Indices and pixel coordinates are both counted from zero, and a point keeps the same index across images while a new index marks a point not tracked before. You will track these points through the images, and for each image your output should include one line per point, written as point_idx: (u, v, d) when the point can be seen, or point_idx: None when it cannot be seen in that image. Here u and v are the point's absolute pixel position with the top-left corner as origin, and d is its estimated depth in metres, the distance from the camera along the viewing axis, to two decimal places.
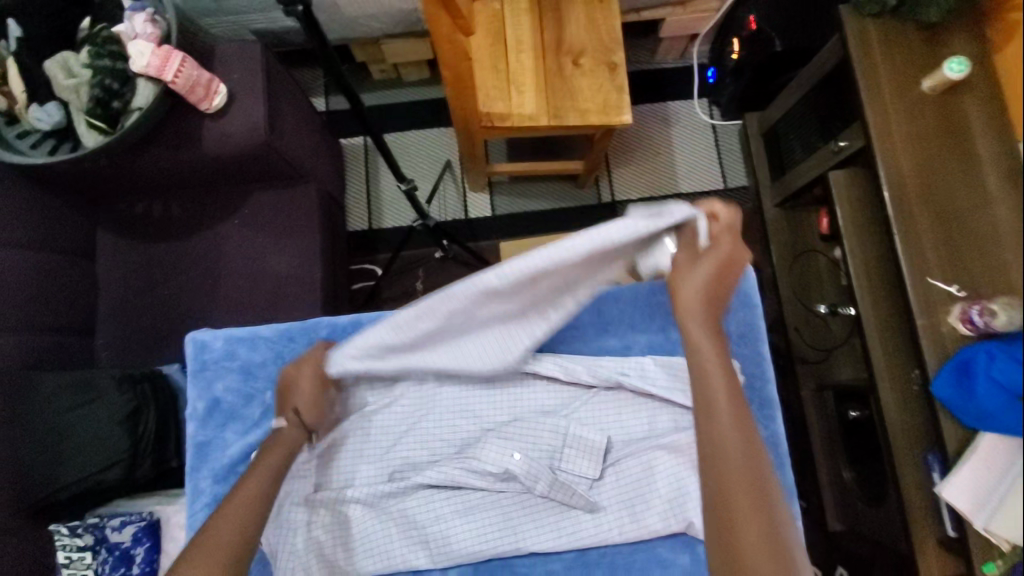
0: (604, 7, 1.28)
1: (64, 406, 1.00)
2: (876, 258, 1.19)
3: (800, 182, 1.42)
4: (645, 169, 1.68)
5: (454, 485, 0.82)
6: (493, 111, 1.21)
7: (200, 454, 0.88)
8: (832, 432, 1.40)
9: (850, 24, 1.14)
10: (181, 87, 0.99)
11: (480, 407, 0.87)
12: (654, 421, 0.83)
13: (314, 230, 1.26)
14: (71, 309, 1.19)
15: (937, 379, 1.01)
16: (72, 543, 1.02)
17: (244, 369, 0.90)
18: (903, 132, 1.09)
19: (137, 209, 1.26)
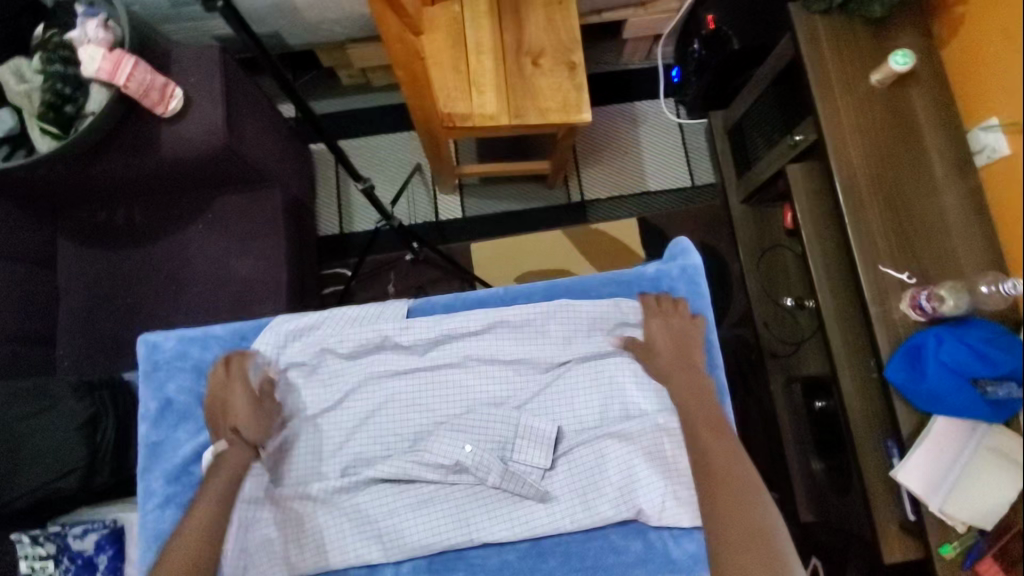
0: (562, 8, 1.30)
1: (17, 414, 0.98)
2: (833, 249, 1.20)
3: (763, 178, 1.44)
4: (614, 169, 1.70)
5: (407, 479, 0.82)
6: (454, 112, 1.23)
7: (153, 454, 0.87)
8: (800, 423, 1.42)
9: (800, 20, 1.16)
10: (134, 91, 0.99)
11: (432, 399, 0.86)
12: (604, 409, 0.84)
13: (279, 233, 1.26)
14: (31, 319, 1.19)
15: (890, 363, 1.02)
16: (35, 552, 1.00)
17: (197, 369, 0.89)
18: (852, 125, 1.12)
19: (98, 217, 1.26)
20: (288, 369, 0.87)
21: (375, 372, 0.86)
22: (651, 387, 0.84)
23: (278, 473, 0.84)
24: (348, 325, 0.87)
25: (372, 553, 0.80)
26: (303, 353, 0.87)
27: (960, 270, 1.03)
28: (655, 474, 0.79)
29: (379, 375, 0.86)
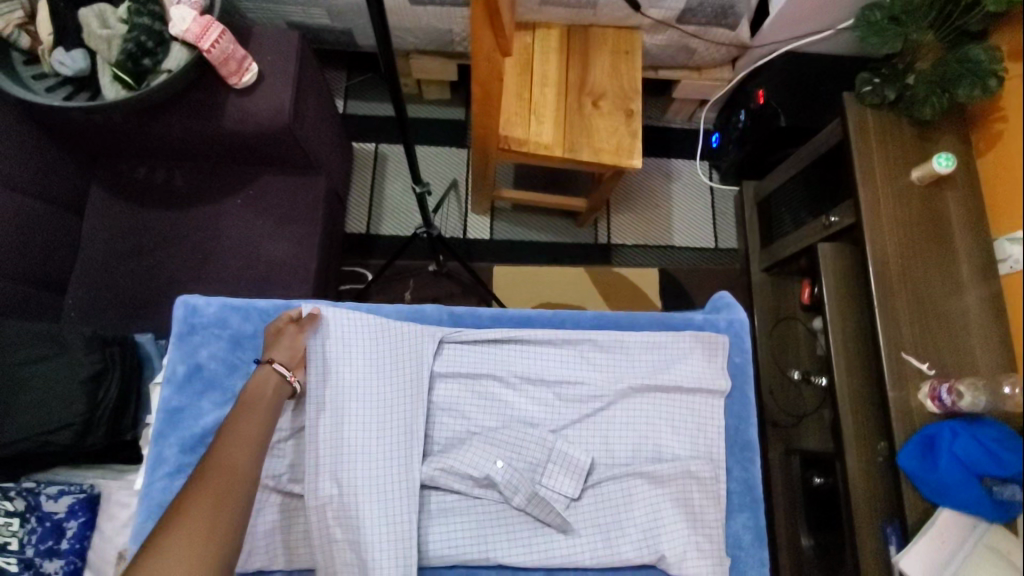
0: (628, 58, 1.35)
1: (23, 358, 0.95)
2: (855, 331, 1.24)
3: (787, 251, 1.49)
4: (643, 218, 1.73)
5: (433, 485, 0.78)
6: (510, 136, 1.25)
7: (170, 421, 0.77)
8: (794, 499, 1.41)
9: (852, 110, 1.24)
10: (214, 57, 0.99)
11: (470, 408, 0.81)
12: (638, 449, 0.80)
13: (317, 220, 1.26)
14: (48, 263, 1.15)
15: (902, 451, 1.05)
16: (1, 507, 0.98)
17: (233, 339, 0.81)
18: (891, 216, 1.18)
19: (138, 172, 1.25)
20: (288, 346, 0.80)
21: (410, 385, 0.79)
22: (688, 434, 0.81)
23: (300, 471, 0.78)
24: (374, 353, 0.79)
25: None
26: (333, 339, 0.78)
27: (975, 365, 1.08)
28: (682, 535, 0.75)
29: (417, 390, 0.79)
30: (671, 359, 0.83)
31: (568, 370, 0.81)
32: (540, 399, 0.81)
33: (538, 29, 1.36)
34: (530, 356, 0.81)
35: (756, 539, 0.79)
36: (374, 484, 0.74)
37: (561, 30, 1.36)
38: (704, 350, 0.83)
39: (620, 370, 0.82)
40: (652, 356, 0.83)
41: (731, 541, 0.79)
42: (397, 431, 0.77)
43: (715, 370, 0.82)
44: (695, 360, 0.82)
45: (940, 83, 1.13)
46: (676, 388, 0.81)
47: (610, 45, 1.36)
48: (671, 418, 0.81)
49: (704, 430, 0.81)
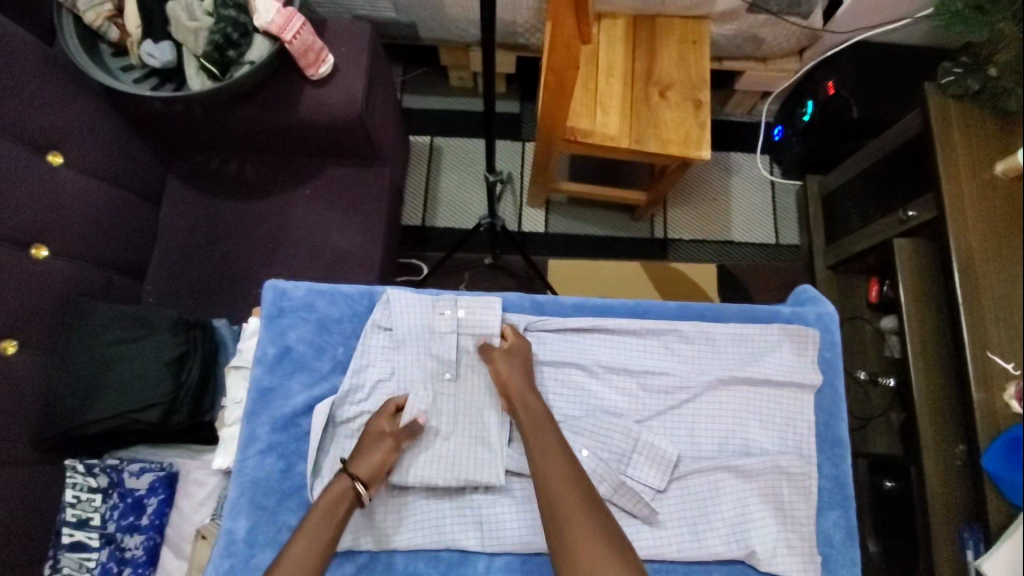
0: (696, 48, 1.32)
1: (113, 337, 0.99)
2: (935, 330, 1.19)
3: (856, 247, 1.44)
4: (701, 212, 1.70)
5: (518, 473, 0.77)
6: (577, 127, 1.24)
7: (262, 400, 0.79)
8: (861, 503, 1.36)
9: (933, 100, 1.20)
10: (295, 49, 1.02)
11: (553, 397, 0.80)
12: (725, 443, 0.78)
13: (382, 210, 1.27)
14: (130, 250, 1.19)
15: (989, 452, 1.01)
16: (85, 483, 1.01)
17: (321, 323, 0.82)
18: (977, 209, 1.13)
19: (212, 163, 1.28)
20: (374, 328, 0.80)
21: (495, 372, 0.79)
22: (778, 429, 0.79)
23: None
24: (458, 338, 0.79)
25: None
26: (419, 324, 0.80)
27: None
28: (775, 532, 0.73)
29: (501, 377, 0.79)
30: (759, 353, 0.81)
31: (652, 361, 0.80)
32: (624, 389, 0.80)
33: (604, 19, 1.34)
34: (613, 346, 0.80)
35: (848, 539, 0.77)
36: (464, 465, 0.76)
37: (626, 21, 1.35)
38: (794, 345, 0.81)
39: (707, 363, 0.80)
40: (740, 349, 0.81)
41: (821, 539, 0.77)
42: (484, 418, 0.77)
43: (805, 365, 0.80)
44: (786, 355, 0.80)
45: None
46: (765, 382, 0.79)
47: (677, 34, 1.33)
48: (760, 411, 0.79)
49: (795, 425, 0.78)
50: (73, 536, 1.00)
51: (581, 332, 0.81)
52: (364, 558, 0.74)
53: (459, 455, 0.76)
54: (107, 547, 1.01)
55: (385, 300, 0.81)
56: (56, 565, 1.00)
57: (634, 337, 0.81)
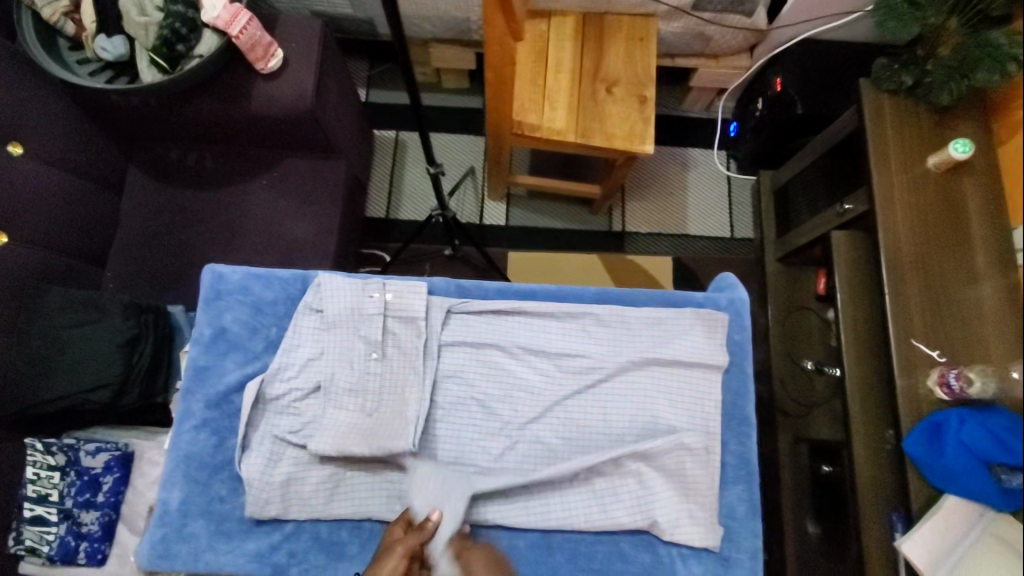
0: (642, 45, 1.37)
1: (65, 321, 1.02)
2: (866, 320, 1.24)
3: (802, 240, 1.48)
4: (659, 206, 1.75)
5: (438, 447, 0.82)
6: (525, 121, 1.29)
7: (198, 377, 0.84)
8: (802, 489, 1.40)
9: (867, 98, 1.23)
10: (243, 43, 1.05)
11: (475, 376, 0.84)
12: (635, 421, 0.83)
13: (337, 201, 1.31)
14: (90, 238, 1.23)
15: (909, 436, 1.04)
16: (44, 460, 1.07)
17: (256, 305, 0.86)
18: (905, 202, 1.18)
19: (172, 155, 1.31)
20: (305, 309, 0.84)
21: (418, 351, 0.83)
22: (686, 407, 0.83)
23: (312, 429, 0.81)
24: (383, 319, 0.83)
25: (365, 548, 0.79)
26: (347, 307, 0.84)
27: (990, 355, 1.05)
28: (680, 506, 0.78)
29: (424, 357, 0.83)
30: (671, 335, 0.85)
31: (568, 343, 0.84)
32: (542, 370, 0.84)
33: (554, 16, 1.38)
34: (533, 328, 0.85)
35: (750, 511, 0.81)
36: (386, 441, 0.80)
37: (576, 19, 1.39)
38: (705, 329, 0.85)
39: (621, 344, 0.85)
40: (652, 331, 0.85)
41: (724, 511, 0.81)
42: (406, 395, 0.82)
43: (714, 346, 0.84)
44: (695, 339, 0.84)
45: (958, 69, 1.12)
46: (674, 363, 0.83)
47: (624, 33, 1.38)
48: (669, 391, 0.83)
49: (702, 404, 0.83)
50: (34, 510, 1.06)
51: (503, 316, 0.85)
52: (287, 527, 0.79)
53: (383, 430, 0.80)
54: (66, 521, 1.07)
55: (316, 284, 0.86)
56: (20, 537, 1.06)
57: (552, 320, 0.85)
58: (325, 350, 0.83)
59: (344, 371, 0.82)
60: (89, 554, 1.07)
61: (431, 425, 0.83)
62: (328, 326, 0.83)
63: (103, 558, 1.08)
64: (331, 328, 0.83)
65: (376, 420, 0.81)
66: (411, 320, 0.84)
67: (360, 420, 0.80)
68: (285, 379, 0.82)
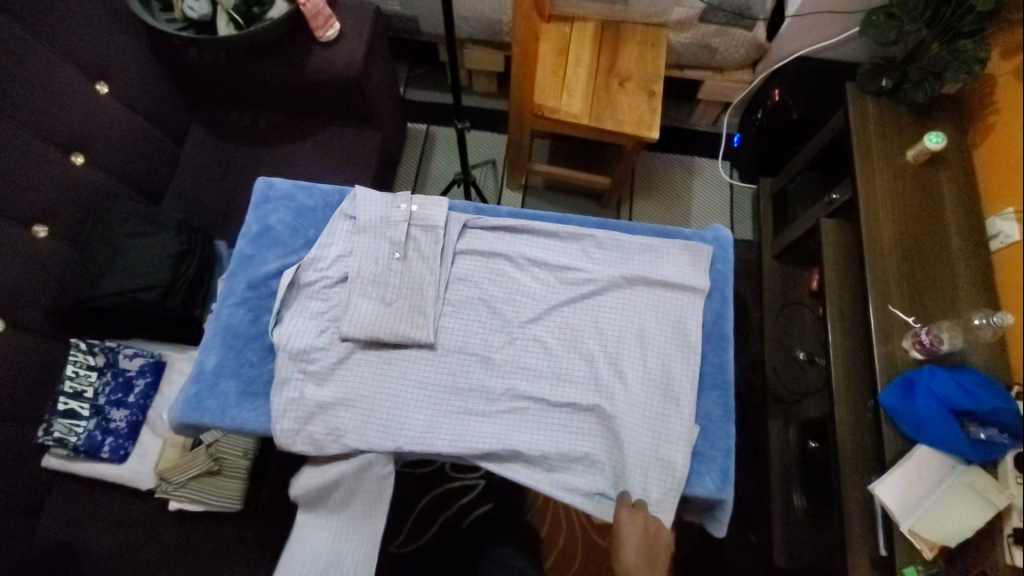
0: (654, 49, 1.54)
1: (125, 230, 1.15)
2: (850, 299, 1.33)
3: (794, 235, 1.58)
4: (665, 205, 1.86)
5: (444, 340, 0.91)
6: (544, 104, 1.44)
7: (242, 264, 0.97)
8: (790, 468, 1.45)
9: (853, 95, 1.36)
10: (307, 11, 1.25)
11: (483, 281, 0.94)
12: (622, 329, 0.91)
13: (370, 162, 1.45)
14: (148, 176, 1.37)
15: (885, 390, 1.13)
16: (85, 360, 1.15)
17: (298, 210, 1.00)
18: (886, 187, 1.29)
19: (229, 115, 1.48)
20: (342, 213, 0.97)
21: (436, 253, 0.94)
22: (670, 321, 0.92)
23: (337, 312, 0.91)
24: (408, 225, 0.95)
25: (370, 417, 0.86)
26: (378, 212, 0.96)
27: (959, 311, 1.18)
28: (660, 405, 0.86)
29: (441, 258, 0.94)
30: (660, 260, 0.95)
31: (568, 258, 0.95)
32: (542, 281, 0.94)
33: (576, 21, 1.56)
34: (538, 244, 0.97)
35: (724, 415, 0.89)
36: (400, 326, 0.90)
37: (596, 24, 1.56)
38: (690, 258, 0.96)
39: (614, 264, 0.95)
40: (643, 255, 0.96)
41: (701, 414, 0.89)
42: (421, 290, 0.92)
43: (698, 272, 0.95)
44: (681, 264, 0.95)
45: (932, 70, 1.27)
46: (661, 281, 0.93)
47: (638, 38, 1.55)
48: (655, 306, 0.92)
49: (685, 318, 0.92)
50: (67, 404, 1.13)
51: (512, 234, 0.98)
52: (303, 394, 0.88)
53: (398, 317, 0.90)
54: (95, 417, 1.15)
55: (352, 195, 0.99)
56: (48, 428, 1.12)
57: (555, 240, 0.97)
58: (355, 247, 0.95)
59: (370, 264, 0.93)
60: (113, 448, 1.14)
61: (441, 319, 0.92)
62: (360, 226, 0.95)
63: (124, 456, 1.15)
64: (362, 230, 0.95)
65: (393, 307, 0.91)
66: (433, 227, 0.95)
67: (380, 305, 0.90)
68: (319, 268, 0.94)
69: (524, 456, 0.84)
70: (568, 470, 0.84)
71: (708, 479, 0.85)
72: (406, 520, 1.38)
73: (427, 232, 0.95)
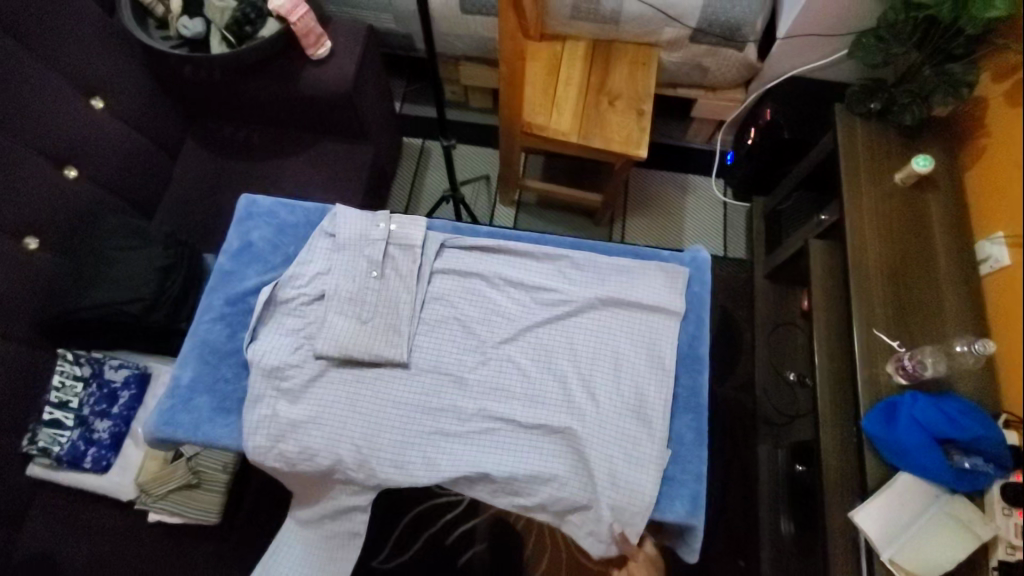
0: (645, 68, 1.55)
1: (113, 244, 1.17)
2: (836, 320, 1.32)
3: (784, 255, 1.57)
4: (657, 222, 1.86)
5: (418, 360, 0.91)
6: (533, 121, 1.46)
7: (222, 280, 0.98)
8: (778, 491, 1.43)
9: (842, 116, 1.36)
10: (298, 30, 1.27)
11: (459, 300, 0.95)
12: (597, 351, 0.91)
13: (360, 177, 1.46)
14: (140, 189, 1.39)
15: (867, 416, 1.11)
16: (71, 370, 1.17)
17: (280, 227, 1.01)
18: (873, 208, 1.28)
19: (223, 130, 1.50)
20: (322, 230, 0.98)
21: (413, 271, 0.95)
22: (644, 343, 0.91)
23: (313, 329, 0.92)
24: (386, 244, 0.96)
25: (342, 436, 0.87)
26: (356, 230, 0.97)
27: (946, 333, 1.18)
28: (631, 429, 0.85)
29: (417, 277, 0.95)
30: (636, 280, 0.95)
31: (544, 278, 0.96)
32: (517, 301, 0.94)
33: (568, 39, 1.58)
34: (515, 264, 0.97)
35: (696, 439, 0.89)
36: (374, 344, 0.90)
37: (587, 43, 1.58)
38: (666, 278, 0.96)
39: (590, 285, 0.95)
40: (619, 275, 0.96)
41: (673, 437, 0.89)
42: (396, 308, 0.93)
43: (673, 293, 0.95)
44: (657, 285, 0.95)
45: (920, 93, 1.27)
46: (636, 302, 0.93)
47: (629, 58, 1.56)
48: (630, 327, 0.92)
49: (660, 340, 0.92)
50: (52, 414, 1.15)
51: (489, 254, 0.98)
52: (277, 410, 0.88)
53: (372, 335, 0.91)
54: (79, 428, 1.16)
55: (333, 213, 1.00)
56: (33, 437, 1.14)
57: (531, 260, 0.97)
58: (333, 265, 0.95)
59: (347, 282, 0.93)
60: (95, 459, 1.16)
61: (416, 338, 0.93)
62: (338, 244, 0.96)
63: (107, 467, 1.16)
64: (340, 247, 0.96)
65: (368, 325, 0.91)
66: (410, 246, 0.96)
67: (355, 324, 0.91)
68: (296, 285, 0.94)
69: (494, 480, 0.84)
70: (537, 492, 0.84)
71: (678, 504, 0.84)
72: (388, 537, 1.38)
73: (404, 250, 0.96)
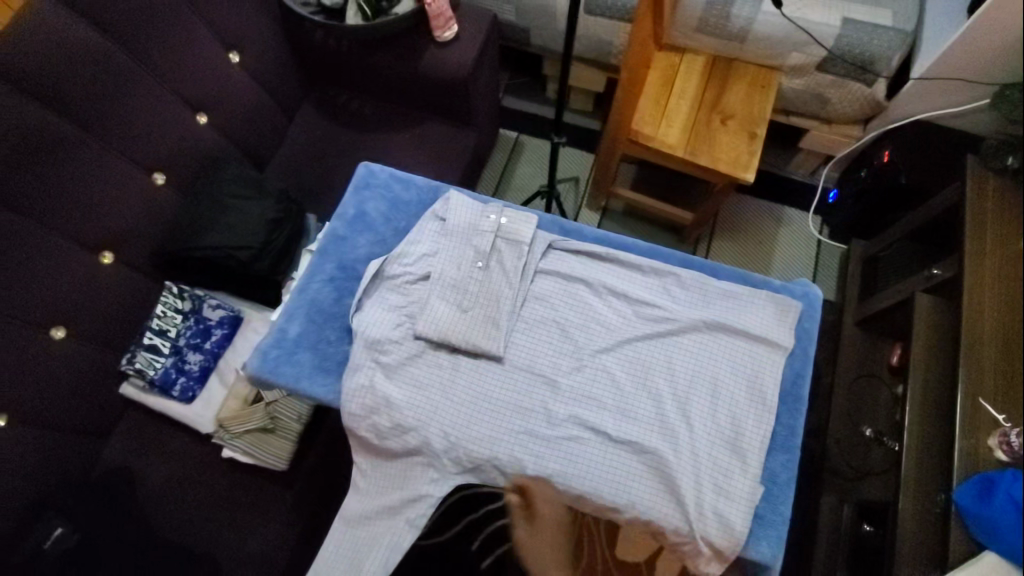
0: (763, 91, 1.51)
1: (231, 193, 1.23)
2: (933, 381, 1.24)
3: (880, 305, 1.50)
4: (744, 250, 1.81)
5: (513, 356, 0.92)
6: (641, 130, 1.44)
7: (335, 244, 1.03)
8: (837, 547, 1.37)
9: (973, 171, 1.29)
10: (432, 10, 1.31)
11: (560, 303, 0.95)
12: (695, 375, 0.89)
13: (460, 162, 1.49)
14: (258, 144, 1.46)
15: (960, 486, 1.05)
16: (174, 302, 1.25)
17: (393, 202, 1.06)
18: (995, 271, 1.19)
19: (339, 98, 1.55)
20: (434, 213, 1.01)
21: (519, 267, 0.95)
22: (746, 374, 0.89)
23: (416, 307, 0.94)
24: (496, 235, 0.97)
25: (432, 419, 0.88)
26: (468, 218, 0.99)
27: None
28: (724, 460, 0.84)
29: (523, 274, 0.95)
30: (743, 309, 0.93)
31: (649, 294, 0.95)
32: (619, 312, 0.94)
33: (687, 52, 1.55)
34: (620, 275, 0.97)
35: (787, 480, 0.88)
36: (474, 331, 0.92)
37: (707, 59, 1.55)
38: (775, 311, 0.93)
39: (696, 307, 0.94)
40: (727, 302, 0.94)
41: (766, 474, 0.88)
42: (499, 301, 0.94)
43: (781, 327, 0.92)
44: (765, 318, 0.93)
45: None
46: (741, 332, 0.91)
47: (748, 79, 1.52)
48: (733, 356, 0.90)
49: (763, 374, 0.89)
50: (152, 339, 1.22)
51: (595, 262, 0.98)
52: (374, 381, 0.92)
53: (473, 321, 0.92)
54: (173, 357, 1.23)
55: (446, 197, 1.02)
56: (132, 358, 1.21)
57: (636, 274, 0.97)
58: (442, 249, 0.97)
59: (454, 267, 0.95)
60: (183, 389, 1.22)
61: (513, 333, 0.93)
62: (449, 228, 0.98)
63: (191, 398, 1.23)
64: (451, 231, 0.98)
65: (470, 313, 0.93)
66: (519, 241, 0.97)
67: (459, 308, 0.93)
68: (404, 262, 0.97)
69: (578, 489, 0.83)
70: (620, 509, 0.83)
71: (763, 544, 0.83)
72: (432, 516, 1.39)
73: (513, 244, 0.97)
